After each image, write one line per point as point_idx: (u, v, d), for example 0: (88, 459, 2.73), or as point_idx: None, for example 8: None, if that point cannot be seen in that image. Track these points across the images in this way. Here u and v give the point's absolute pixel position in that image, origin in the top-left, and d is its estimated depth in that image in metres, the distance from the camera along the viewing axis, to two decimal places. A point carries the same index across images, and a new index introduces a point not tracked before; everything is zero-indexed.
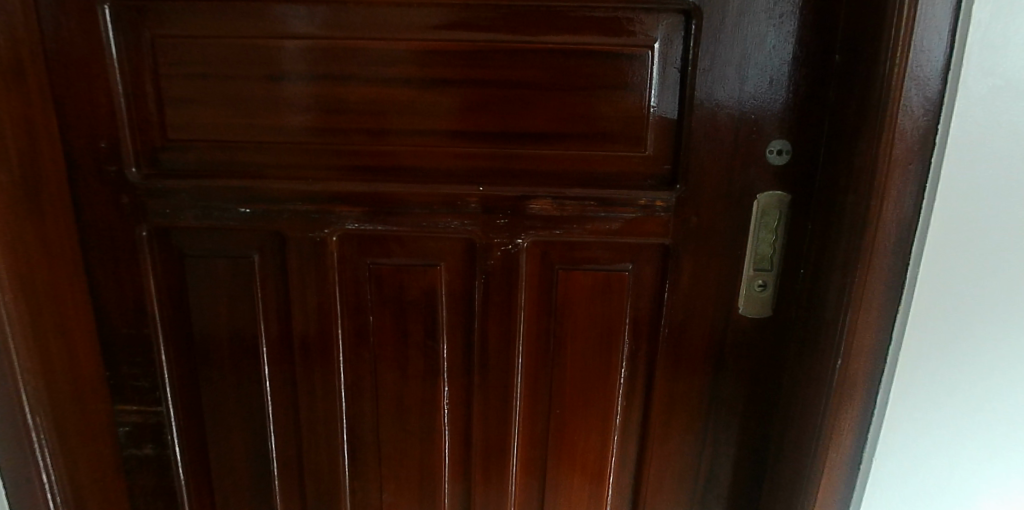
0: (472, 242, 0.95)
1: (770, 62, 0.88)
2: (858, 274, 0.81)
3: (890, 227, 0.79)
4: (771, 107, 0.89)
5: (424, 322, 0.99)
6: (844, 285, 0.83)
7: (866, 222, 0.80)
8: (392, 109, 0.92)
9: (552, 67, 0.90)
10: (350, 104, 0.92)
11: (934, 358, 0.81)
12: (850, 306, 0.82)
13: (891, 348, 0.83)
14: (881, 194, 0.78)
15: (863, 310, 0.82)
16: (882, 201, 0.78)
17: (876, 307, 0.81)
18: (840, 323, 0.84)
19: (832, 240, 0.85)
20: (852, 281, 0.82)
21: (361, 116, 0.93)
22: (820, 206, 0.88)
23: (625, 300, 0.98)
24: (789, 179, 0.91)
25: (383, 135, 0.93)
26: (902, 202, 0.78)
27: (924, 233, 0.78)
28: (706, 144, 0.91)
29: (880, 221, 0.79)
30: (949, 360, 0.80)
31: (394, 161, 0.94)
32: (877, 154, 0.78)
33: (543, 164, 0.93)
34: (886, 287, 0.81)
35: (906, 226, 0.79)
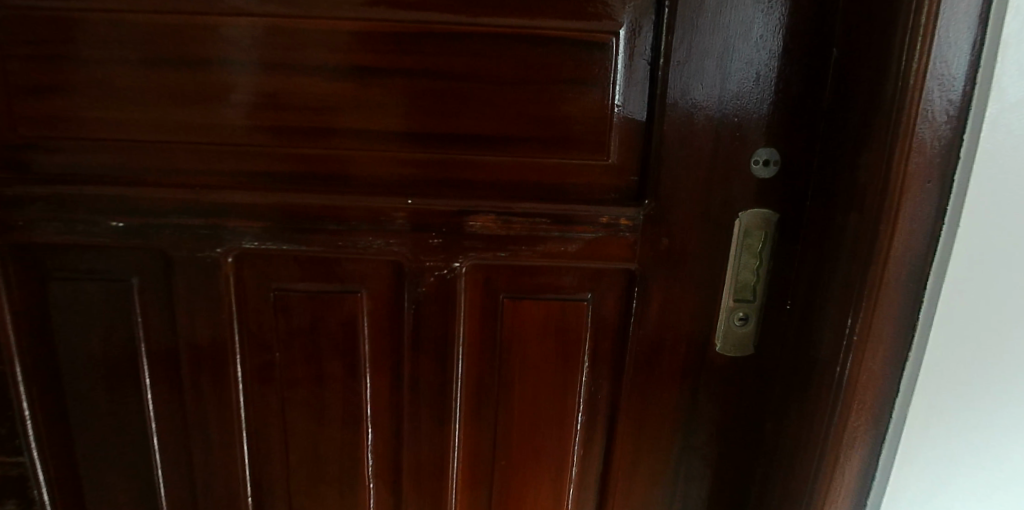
0: (400, 265, 0.79)
1: (757, 55, 0.74)
2: (863, 308, 0.69)
3: (900, 257, 0.67)
4: (758, 108, 0.75)
5: (342, 359, 0.83)
6: (843, 322, 0.71)
7: (872, 249, 0.68)
8: (336, 105, 0.75)
9: (497, 56, 0.74)
10: (282, 99, 0.75)
11: (946, 410, 0.68)
12: (851, 344, 0.70)
13: (897, 394, 0.70)
14: (892, 217, 0.66)
15: (868, 350, 0.70)
16: (894, 226, 0.66)
17: (882, 346, 0.69)
18: (838, 363, 0.72)
19: (829, 266, 0.73)
20: (853, 315, 0.70)
21: (303, 114, 0.76)
22: (816, 227, 0.75)
23: (583, 334, 0.83)
24: (778, 195, 0.77)
25: (331, 137, 0.76)
26: (916, 228, 0.66)
27: (942, 267, 0.65)
28: (681, 152, 0.76)
29: (889, 248, 0.67)
30: (962, 414, 0.68)
31: (341, 169, 0.77)
32: (890, 168, 0.65)
33: (485, 172, 0.77)
34: (898, 324, 0.68)
35: (920, 256, 0.66)
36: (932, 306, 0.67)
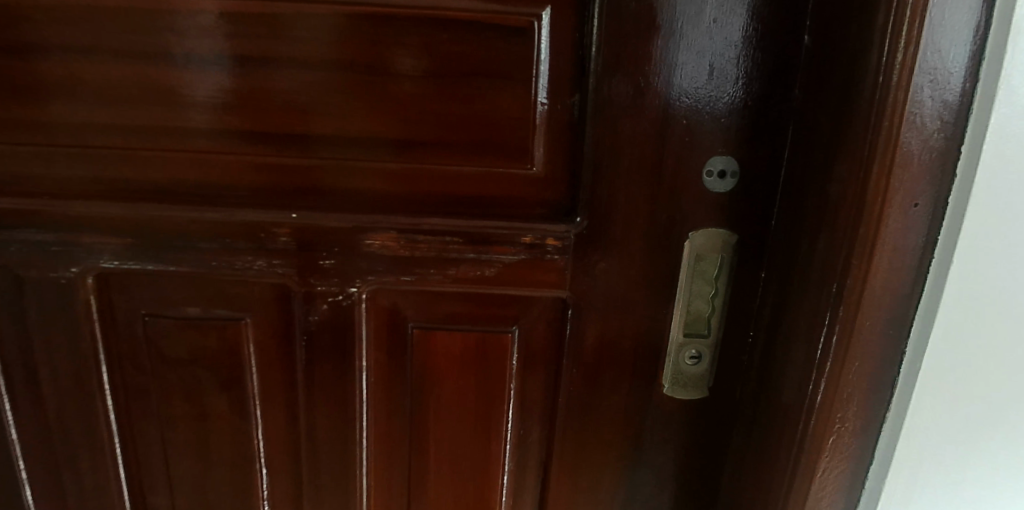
0: (288, 288, 0.68)
1: (713, 42, 0.60)
2: (831, 358, 0.55)
3: (879, 300, 0.53)
4: (712, 107, 0.61)
5: (228, 395, 0.72)
6: (807, 373, 0.58)
7: (843, 288, 0.54)
8: (292, 107, 0.63)
9: (394, 43, 0.61)
10: (264, 101, 0.62)
11: (927, 485, 0.56)
12: (821, 403, 0.57)
13: (872, 462, 0.57)
14: (871, 247, 0.52)
15: (834, 408, 0.56)
16: (869, 260, 0.52)
17: (851, 404, 0.56)
18: (800, 421, 0.59)
19: (795, 304, 0.60)
20: (819, 365, 0.56)
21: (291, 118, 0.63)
22: (780, 252, 0.62)
23: (507, 370, 0.71)
24: (737, 212, 0.64)
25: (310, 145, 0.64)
26: (900, 264, 0.52)
27: (931, 314, 0.52)
28: (618, 161, 0.63)
29: (864, 288, 0.53)
30: (944, 491, 0.56)
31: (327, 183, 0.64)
32: (867, 185, 0.51)
33: (385, 183, 0.64)
34: (878, 379, 0.55)
35: (904, 298, 0.53)
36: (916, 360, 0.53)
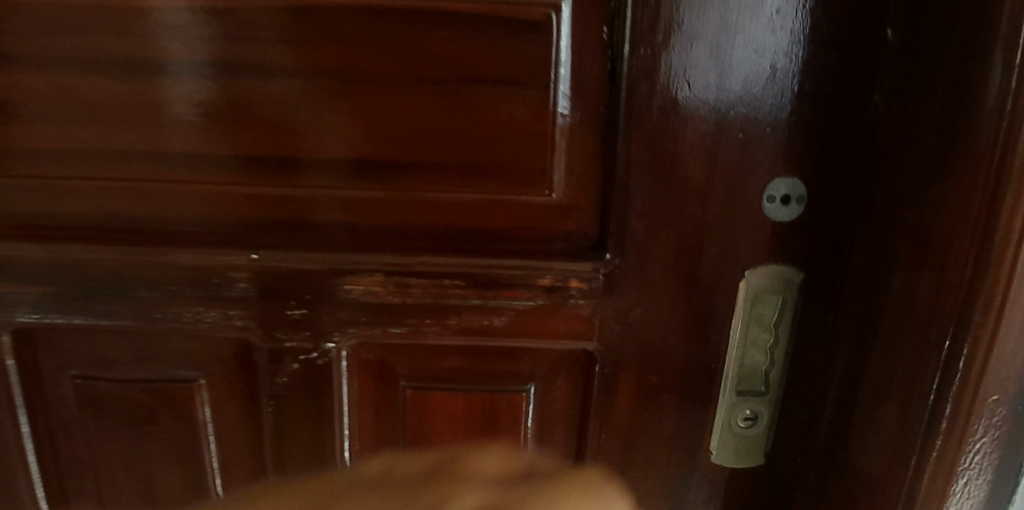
0: (252, 343, 0.55)
1: (774, 37, 0.48)
2: (941, 434, 0.43)
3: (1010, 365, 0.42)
4: (773, 117, 0.49)
5: (182, 469, 0.59)
6: (899, 451, 0.46)
7: (953, 349, 0.42)
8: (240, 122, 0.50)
9: (378, 42, 0.49)
10: (242, 114, 0.50)
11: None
12: (924, 490, 0.45)
13: None
14: (999, 300, 0.40)
15: (938, 495, 0.45)
16: (995, 314, 0.40)
17: (959, 487, 0.45)
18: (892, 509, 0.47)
19: (881, 361, 0.48)
20: (925, 445, 0.44)
21: (281, 135, 0.50)
22: (859, 294, 0.50)
23: (520, 436, 0.58)
24: (802, 246, 0.52)
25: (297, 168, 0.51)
26: None
27: None
28: (656, 185, 0.51)
29: (988, 349, 0.41)
30: None
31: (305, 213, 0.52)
32: (994, 222, 0.39)
33: (369, 215, 0.52)
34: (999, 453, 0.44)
35: None
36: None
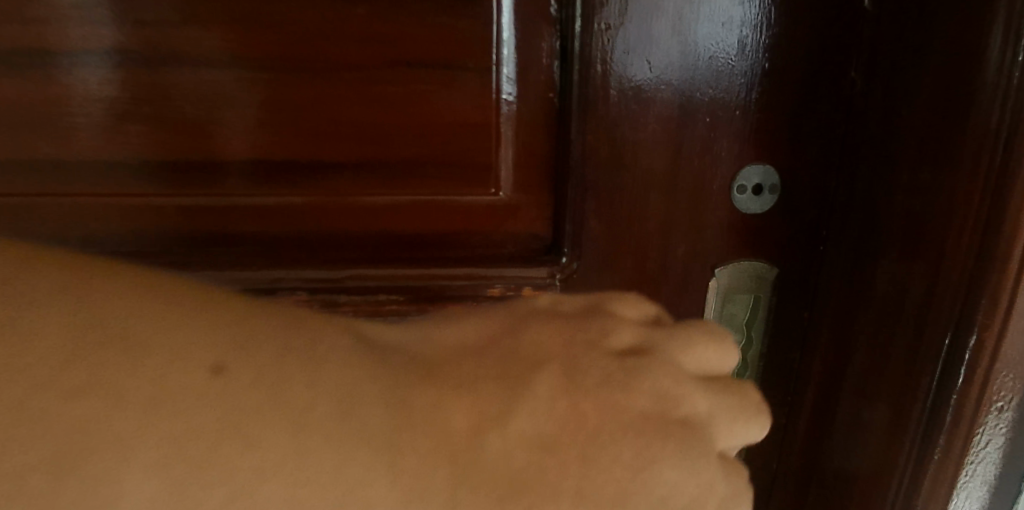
0: None
1: (741, 9, 0.43)
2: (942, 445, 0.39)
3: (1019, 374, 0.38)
4: (744, 98, 0.44)
5: None
6: (896, 460, 0.41)
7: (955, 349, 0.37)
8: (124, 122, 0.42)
9: (287, 24, 0.41)
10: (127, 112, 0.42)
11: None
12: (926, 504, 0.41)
13: None
14: (1008, 295, 0.35)
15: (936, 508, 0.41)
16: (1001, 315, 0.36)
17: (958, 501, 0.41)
18: None
19: (868, 362, 0.44)
20: (910, 451, 0.41)
21: (175, 136, 0.42)
22: (841, 291, 0.46)
23: None
24: (776, 238, 0.47)
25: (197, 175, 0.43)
26: None
27: None
28: (616, 177, 0.45)
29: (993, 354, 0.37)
30: None
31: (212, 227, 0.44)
32: (1001, 208, 0.34)
33: (288, 225, 0.45)
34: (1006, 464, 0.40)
35: None
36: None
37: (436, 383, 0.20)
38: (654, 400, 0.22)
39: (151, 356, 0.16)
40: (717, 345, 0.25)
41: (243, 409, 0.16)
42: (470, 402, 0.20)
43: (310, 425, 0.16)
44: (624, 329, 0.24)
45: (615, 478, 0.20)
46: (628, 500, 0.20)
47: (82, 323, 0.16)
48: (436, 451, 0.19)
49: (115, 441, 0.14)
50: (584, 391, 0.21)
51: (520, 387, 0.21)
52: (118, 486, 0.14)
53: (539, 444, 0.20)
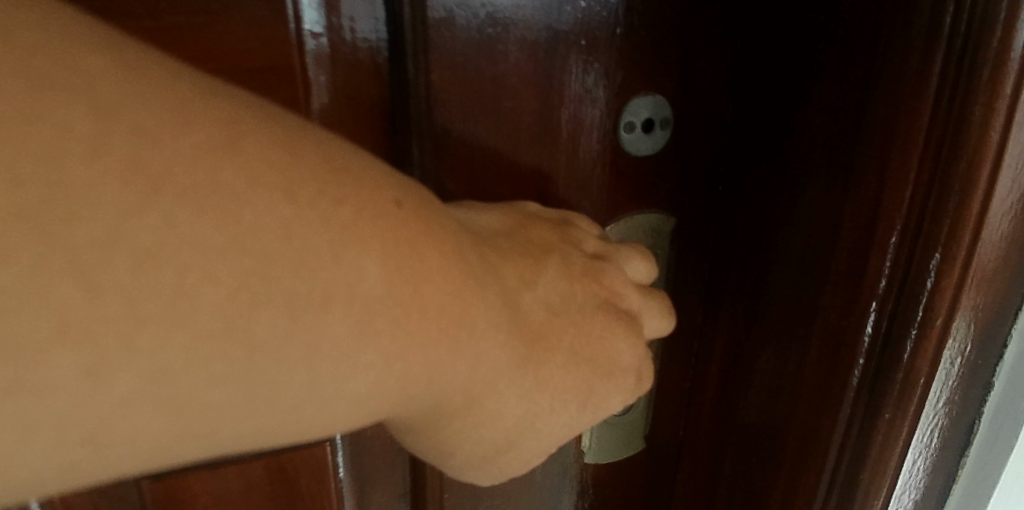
0: None
1: None
2: (890, 409, 0.34)
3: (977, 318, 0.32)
4: (625, 10, 0.34)
5: None
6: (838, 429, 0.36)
7: (908, 300, 0.31)
8: None
9: None
10: None
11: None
12: (872, 477, 0.36)
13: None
14: (967, 241, 0.30)
15: (880, 481, 0.36)
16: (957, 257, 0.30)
17: (900, 473, 0.36)
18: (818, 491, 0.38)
19: (791, 318, 0.38)
20: (848, 414, 0.35)
21: None
22: (750, 236, 0.40)
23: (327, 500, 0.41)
24: (670, 182, 0.39)
25: None
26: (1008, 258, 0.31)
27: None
28: (477, 128, 0.34)
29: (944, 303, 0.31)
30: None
31: None
32: (960, 138, 0.28)
33: None
34: (948, 430, 0.36)
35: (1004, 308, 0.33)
36: (1004, 395, 0.36)
37: (501, 248, 0.28)
38: (611, 290, 0.30)
39: (364, 189, 0.21)
40: (645, 261, 0.33)
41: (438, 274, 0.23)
42: (519, 265, 0.28)
43: (464, 295, 0.24)
44: (587, 240, 0.32)
45: (587, 338, 0.28)
46: (606, 350, 0.29)
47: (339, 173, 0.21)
48: (501, 292, 0.26)
49: (360, 252, 0.21)
50: (579, 275, 0.29)
51: (542, 263, 0.28)
52: (363, 270, 0.21)
53: (554, 308, 0.28)
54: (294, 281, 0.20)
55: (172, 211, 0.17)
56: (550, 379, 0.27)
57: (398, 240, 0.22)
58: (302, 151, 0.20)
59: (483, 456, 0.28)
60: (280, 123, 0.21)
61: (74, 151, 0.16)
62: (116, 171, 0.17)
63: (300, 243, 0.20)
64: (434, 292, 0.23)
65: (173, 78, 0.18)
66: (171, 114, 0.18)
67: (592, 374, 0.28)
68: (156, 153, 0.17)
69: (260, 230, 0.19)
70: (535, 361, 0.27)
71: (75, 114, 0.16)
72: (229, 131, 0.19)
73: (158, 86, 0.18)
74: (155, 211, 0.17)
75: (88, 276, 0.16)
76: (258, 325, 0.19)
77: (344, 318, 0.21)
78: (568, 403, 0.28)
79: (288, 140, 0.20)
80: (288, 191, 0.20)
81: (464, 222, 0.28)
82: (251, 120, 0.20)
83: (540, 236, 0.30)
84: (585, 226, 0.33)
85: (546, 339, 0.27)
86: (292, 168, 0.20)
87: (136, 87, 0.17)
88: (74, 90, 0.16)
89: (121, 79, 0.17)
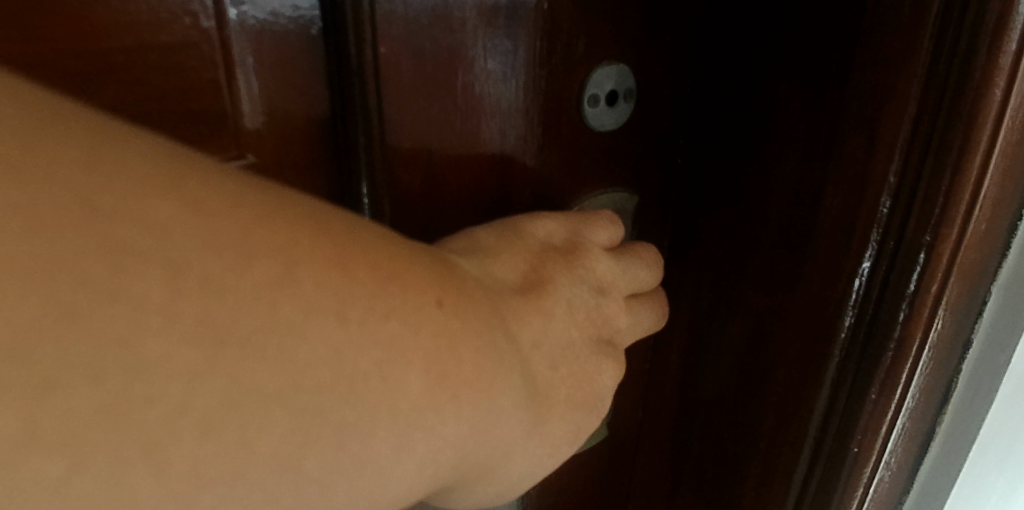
0: None
1: None
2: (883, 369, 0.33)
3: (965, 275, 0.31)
4: None
5: None
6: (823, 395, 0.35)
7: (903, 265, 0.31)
8: None
9: None
10: None
11: (970, 493, 0.41)
12: (861, 445, 0.35)
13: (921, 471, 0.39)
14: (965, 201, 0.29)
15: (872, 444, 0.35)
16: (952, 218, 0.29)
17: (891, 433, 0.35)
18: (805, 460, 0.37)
19: (770, 293, 0.36)
20: (834, 377, 0.34)
21: None
22: (724, 205, 0.38)
23: None
24: (633, 154, 0.36)
25: None
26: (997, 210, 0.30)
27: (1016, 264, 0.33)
28: (435, 108, 0.30)
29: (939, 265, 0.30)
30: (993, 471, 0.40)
31: None
32: (960, 96, 0.27)
33: None
34: (933, 393, 0.35)
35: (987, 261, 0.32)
36: (983, 354, 0.36)
37: (515, 309, 0.25)
38: (615, 311, 0.29)
39: (376, 253, 0.20)
40: (651, 269, 0.31)
41: (440, 283, 0.22)
42: (530, 332, 0.25)
43: (467, 318, 0.22)
44: (603, 267, 0.28)
45: (580, 344, 0.27)
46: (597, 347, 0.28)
47: (369, 261, 0.19)
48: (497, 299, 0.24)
49: (396, 353, 0.19)
50: (581, 328, 0.27)
51: (547, 309, 0.26)
52: (396, 369, 0.19)
53: (557, 324, 0.26)
54: (341, 401, 0.18)
55: (237, 366, 0.16)
56: (553, 405, 0.25)
57: (379, 272, 0.20)
58: (328, 226, 0.19)
59: (491, 491, 0.25)
60: (322, 227, 0.19)
61: (151, 322, 0.15)
62: (191, 336, 0.15)
63: (343, 356, 0.18)
64: (445, 314, 0.21)
65: (230, 199, 0.17)
66: (235, 255, 0.16)
67: (580, 384, 0.27)
68: (225, 306, 0.16)
69: (315, 364, 0.17)
70: (536, 385, 0.24)
71: (150, 280, 0.15)
72: (286, 260, 0.17)
73: (222, 221, 0.17)
74: (222, 369, 0.16)
75: (156, 453, 0.15)
76: (307, 453, 0.17)
77: (382, 386, 0.19)
78: (568, 409, 0.26)
79: (310, 229, 0.19)
80: (339, 311, 0.18)
81: (483, 278, 0.25)
82: (304, 239, 0.18)
83: (556, 279, 0.27)
84: (603, 240, 0.29)
85: (539, 352, 0.25)
86: (320, 248, 0.18)
87: (202, 228, 0.16)
88: (148, 242, 0.15)
89: (188, 223, 0.16)
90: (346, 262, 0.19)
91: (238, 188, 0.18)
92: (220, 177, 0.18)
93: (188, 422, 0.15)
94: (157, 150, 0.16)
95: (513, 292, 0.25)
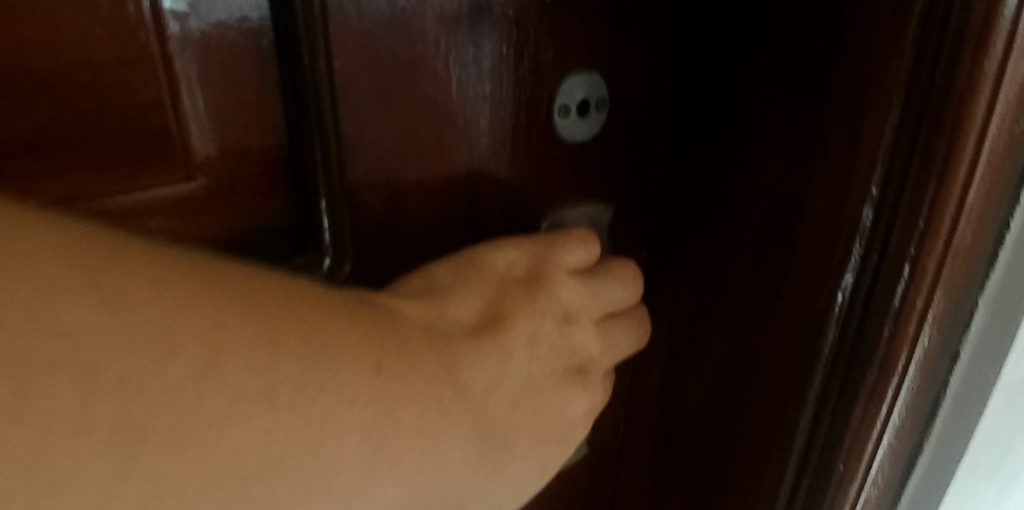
0: None
1: None
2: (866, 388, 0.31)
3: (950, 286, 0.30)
4: None
5: None
6: (807, 413, 0.34)
7: (888, 280, 0.29)
8: None
9: None
10: None
11: (959, 506, 0.40)
12: (847, 465, 0.34)
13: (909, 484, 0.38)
14: (948, 212, 0.28)
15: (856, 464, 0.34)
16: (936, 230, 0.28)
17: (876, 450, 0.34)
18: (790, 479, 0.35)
19: (748, 304, 0.35)
20: (819, 397, 0.33)
21: None
22: (700, 215, 0.36)
23: None
24: (608, 163, 0.35)
25: None
26: (983, 219, 0.29)
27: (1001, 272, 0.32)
28: (392, 123, 0.28)
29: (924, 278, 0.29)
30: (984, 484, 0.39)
31: None
32: (944, 105, 0.26)
33: None
34: (920, 406, 0.34)
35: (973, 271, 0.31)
36: (972, 367, 0.34)
37: (469, 351, 0.23)
38: (585, 337, 0.27)
39: (315, 313, 0.19)
40: (629, 287, 0.29)
41: (386, 335, 0.20)
42: (490, 374, 0.24)
43: (417, 358, 0.21)
44: (569, 295, 0.27)
45: (545, 369, 0.26)
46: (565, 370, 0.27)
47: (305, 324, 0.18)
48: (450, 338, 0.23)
49: (339, 413, 0.18)
50: (547, 359, 0.26)
51: (509, 345, 0.25)
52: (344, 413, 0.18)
53: (521, 348, 0.25)
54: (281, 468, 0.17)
55: (163, 453, 0.15)
56: (515, 437, 0.24)
57: (320, 328, 0.19)
58: (264, 296, 0.18)
59: None
60: (259, 297, 0.18)
61: (65, 422, 0.14)
62: (111, 432, 0.14)
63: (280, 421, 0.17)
64: (392, 364, 0.20)
65: (155, 285, 0.16)
66: (158, 345, 0.16)
67: (547, 413, 0.25)
68: (149, 396, 0.15)
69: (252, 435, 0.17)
70: (495, 417, 0.23)
71: (62, 379, 0.14)
72: (216, 341, 0.17)
73: (143, 308, 0.16)
74: (145, 460, 0.15)
75: None
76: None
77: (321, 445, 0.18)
78: (532, 441, 0.25)
79: (241, 300, 0.18)
80: (272, 383, 0.17)
81: (433, 323, 0.24)
82: (237, 314, 0.17)
83: (515, 313, 0.25)
84: (573, 262, 0.28)
85: (502, 381, 0.24)
86: (253, 317, 0.18)
87: (120, 321, 0.15)
88: (60, 339, 0.14)
89: (105, 315, 0.15)
90: (267, 312, 0.18)
91: (165, 267, 0.17)
92: (144, 259, 0.17)
93: (89, 491, 0.14)
94: (67, 230, 0.16)
95: (467, 336, 0.24)
